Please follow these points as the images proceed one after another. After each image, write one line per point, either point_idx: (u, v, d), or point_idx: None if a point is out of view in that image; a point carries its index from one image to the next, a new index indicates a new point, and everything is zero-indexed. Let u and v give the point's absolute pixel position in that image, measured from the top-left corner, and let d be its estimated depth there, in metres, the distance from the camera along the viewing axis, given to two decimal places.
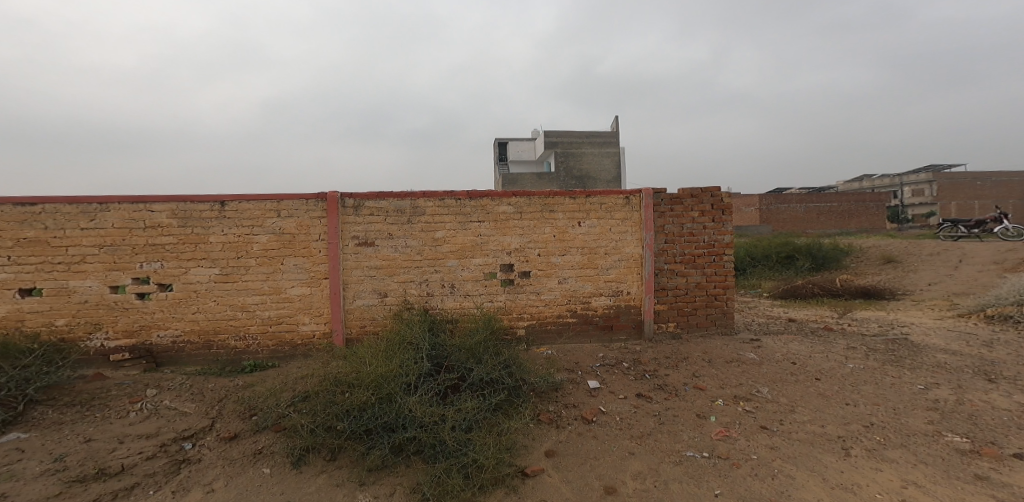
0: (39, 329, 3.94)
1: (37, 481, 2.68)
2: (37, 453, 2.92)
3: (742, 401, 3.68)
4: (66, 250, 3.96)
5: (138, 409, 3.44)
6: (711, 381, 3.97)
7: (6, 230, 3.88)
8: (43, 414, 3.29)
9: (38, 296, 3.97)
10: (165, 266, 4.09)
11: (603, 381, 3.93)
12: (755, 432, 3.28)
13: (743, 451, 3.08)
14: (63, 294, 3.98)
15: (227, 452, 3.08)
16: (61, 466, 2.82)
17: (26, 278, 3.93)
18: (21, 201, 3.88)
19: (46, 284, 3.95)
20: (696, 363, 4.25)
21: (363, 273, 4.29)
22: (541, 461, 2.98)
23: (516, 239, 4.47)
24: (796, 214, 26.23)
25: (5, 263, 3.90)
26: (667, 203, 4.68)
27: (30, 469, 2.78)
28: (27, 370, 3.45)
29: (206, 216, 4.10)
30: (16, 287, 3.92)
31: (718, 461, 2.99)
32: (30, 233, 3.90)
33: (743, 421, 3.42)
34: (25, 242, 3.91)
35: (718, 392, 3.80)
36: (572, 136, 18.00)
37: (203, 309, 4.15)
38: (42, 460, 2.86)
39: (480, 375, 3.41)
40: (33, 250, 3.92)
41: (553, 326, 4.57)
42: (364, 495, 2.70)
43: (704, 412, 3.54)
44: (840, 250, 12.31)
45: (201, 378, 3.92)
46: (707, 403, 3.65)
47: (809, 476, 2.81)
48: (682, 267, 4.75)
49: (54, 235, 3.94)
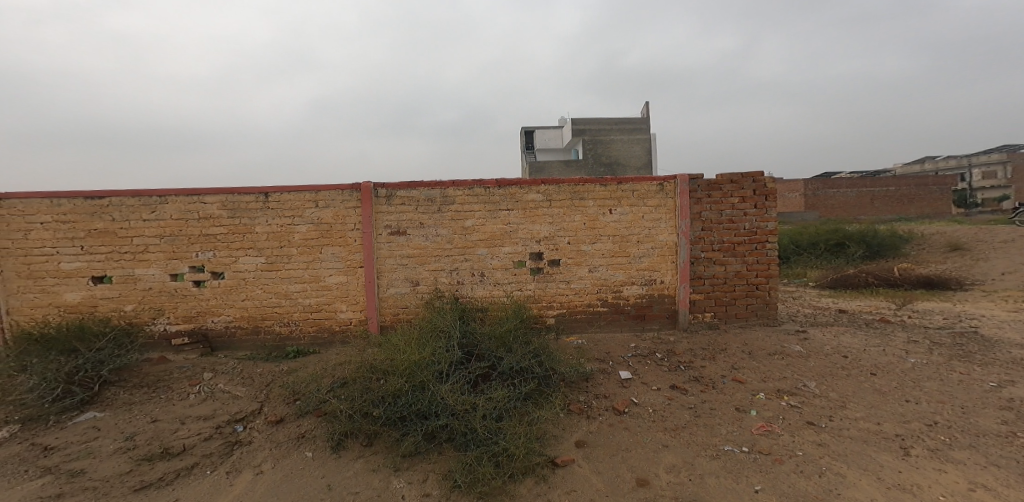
0: (109, 314, 4.27)
1: (111, 459, 2.96)
2: (111, 432, 3.21)
3: (786, 395, 3.53)
4: (131, 240, 4.26)
5: (196, 392, 3.69)
6: (752, 374, 3.83)
7: (79, 222, 4.20)
8: (115, 394, 3.60)
9: (108, 283, 4.29)
10: (217, 255, 4.32)
11: (636, 372, 3.87)
12: (801, 428, 3.15)
13: (787, 447, 2.96)
14: (130, 282, 4.28)
15: (274, 435, 3.26)
16: (131, 445, 3.08)
17: (97, 267, 4.25)
18: (91, 195, 4.19)
19: (115, 272, 4.27)
20: (736, 355, 4.11)
21: (396, 262, 4.39)
22: (571, 451, 3.00)
23: (545, 228, 4.43)
24: (848, 200, 24.70)
25: (78, 252, 4.23)
26: (704, 189, 4.52)
27: (105, 446, 3.07)
28: (101, 353, 3.78)
29: (252, 207, 4.29)
30: (89, 274, 4.25)
31: (758, 456, 2.89)
32: (99, 224, 4.22)
33: (788, 416, 3.28)
34: (96, 233, 4.22)
35: (759, 386, 3.67)
36: (601, 124, 17.29)
37: (251, 297, 4.37)
38: (115, 439, 3.14)
39: (510, 364, 3.43)
40: (102, 240, 4.23)
41: (584, 315, 4.52)
42: (398, 480, 2.79)
43: (744, 405, 3.43)
44: (898, 237, 11.53)
45: (250, 363, 4.14)
46: (747, 396, 3.53)
47: (861, 475, 2.68)
48: (720, 255, 4.58)
49: (120, 226, 4.24)
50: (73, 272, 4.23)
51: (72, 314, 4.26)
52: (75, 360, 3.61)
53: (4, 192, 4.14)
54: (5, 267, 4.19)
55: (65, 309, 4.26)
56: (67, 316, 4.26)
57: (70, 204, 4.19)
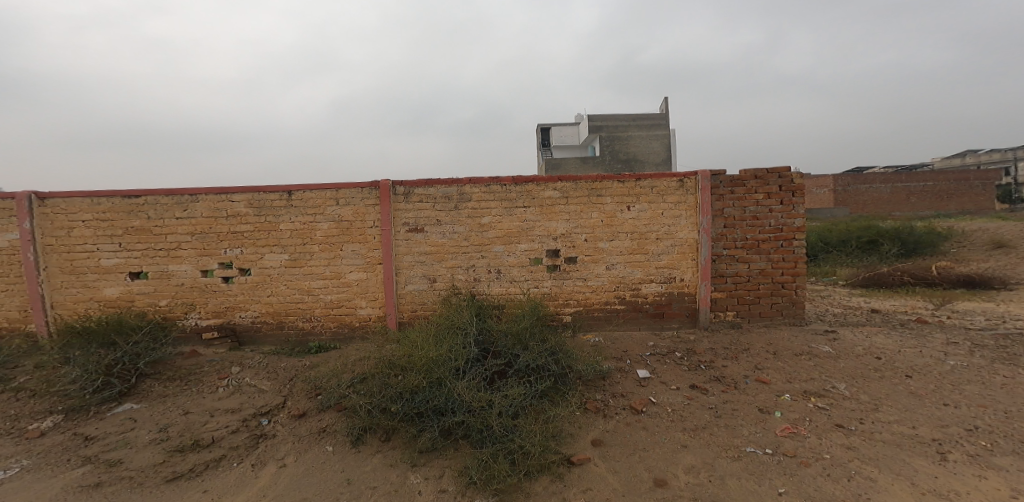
0: (145, 308, 4.45)
1: (146, 449, 3.10)
2: (146, 423, 3.36)
3: (814, 397, 3.43)
4: (165, 237, 4.42)
5: (224, 385, 3.81)
6: (776, 375, 3.73)
7: (117, 220, 4.39)
8: (151, 387, 3.76)
9: (144, 279, 4.48)
10: (244, 252, 4.45)
11: (654, 371, 3.82)
12: (829, 431, 3.05)
13: (814, 449, 2.88)
14: (164, 277, 4.45)
15: (297, 429, 3.34)
16: (164, 436, 3.21)
17: (134, 263, 4.43)
18: (128, 194, 4.37)
19: (150, 268, 4.44)
20: (759, 355, 4.01)
21: (414, 259, 4.43)
22: (588, 450, 2.98)
23: (562, 225, 4.40)
24: (882, 196, 23.77)
25: (117, 248, 4.42)
26: (727, 185, 4.41)
27: (141, 437, 3.21)
28: (138, 346, 3.96)
29: (276, 205, 4.40)
30: (127, 270, 4.44)
31: (783, 459, 2.82)
32: (136, 222, 4.40)
33: (814, 418, 3.18)
34: (132, 230, 4.40)
35: (784, 387, 3.57)
36: (620, 119, 16.96)
37: (276, 293, 4.49)
38: (150, 430, 3.28)
39: (527, 361, 3.43)
40: (139, 237, 4.41)
41: (601, 313, 4.48)
42: (415, 476, 2.82)
43: (768, 406, 3.34)
44: (936, 234, 11.03)
45: (275, 357, 4.25)
46: (771, 397, 3.44)
47: (894, 480, 2.58)
48: (744, 253, 4.47)
49: (155, 223, 4.41)
50: (112, 268, 4.43)
51: (111, 308, 4.45)
52: (113, 353, 3.79)
53: (48, 192, 4.36)
54: (50, 263, 4.41)
55: (105, 303, 4.46)
56: (106, 310, 4.46)
57: (109, 203, 4.38)
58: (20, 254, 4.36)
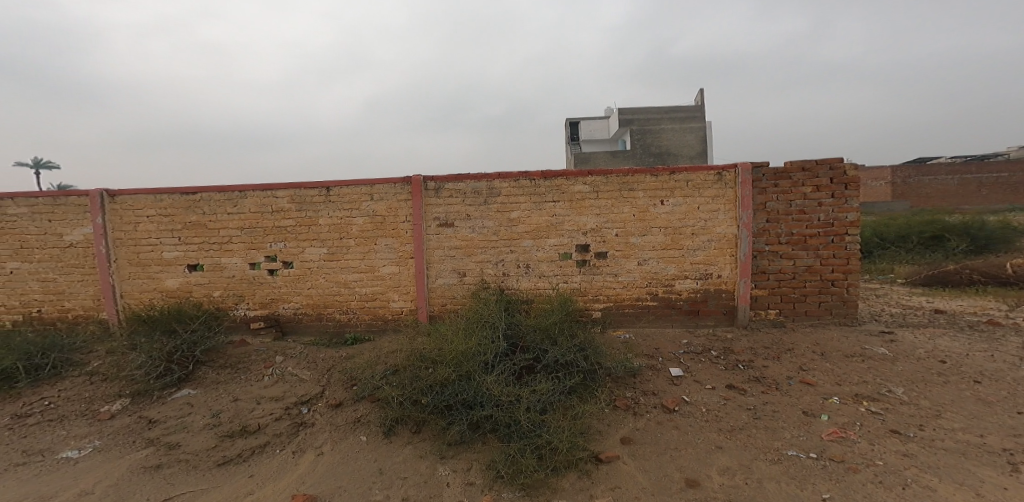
0: (201, 299, 4.73)
1: (200, 434, 3.30)
2: (201, 409, 3.58)
3: (867, 401, 3.23)
4: (218, 232, 4.67)
5: (269, 374, 4.00)
6: (824, 377, 3.54)
7: (176, 215, 4.68)
8: (205, 373, 4.01)
9: (201, 271, 4.75)
10: (287, 246, 4.64)
11: (687, 370, 3.70)
12: (883, 436, 2.86)
13: (865, 455, 2.71)
14: (217, 270, 4.71)
15: (333, 418, 3.46)
16: (216, 422, 3.42)
17: (191, 256, 4.71)
18: (185, 191, 4.65)
19: (206, 261, 4.71)
20: (805, 356, 3.81)
21: (444, 254, 4.48)
22: (616, 447, 2.93)
23: (592, 219, 4.33)
24: (949, 188, 22.01)
25: (176, 242, 4.71)
26: (770, 178, 4.20)
27: (196, 422, 3.43)
28: (194, 335, 4.22)
29: (316, 201, 4.56)
30: (185, 263, 4.72)
31: (829, 464, 2.67)
32: (192, 217, 4.67)
33: (866, 423, 2.99)
34: (189, 225, 4.68)
35: (833, 389, 3.38)
36: (650, 112, 14.67)
37: (316, 285, 4.66)
38: (204, 415, 3.50)
39: (555, 357, 3.41)
40: (195, 232, 4.69)
41: (632, 309, 4.39)
42: (443, 468, 2.87)
43: (814, 409, 3.17)
44: (1012, 229, 10.10)
45: (314, 347, 4.42)
46: (817, 400, 3.26)
47: (957, 490, 2.39)
48: (788, 249, 4.25)
49: (209, 219, 4.67)
50: (172, 261, 4.72)
51: (172, 298, 4.76)
52: (174, 341, 4.07)
53: (118, 190, 4.70)
54: (120, 256, 4.75)
55: (167, 294, 4.77)
56: (168, 300, 4.77)
57: (168, 200, 4.67)
58: (94, 248, 4.72)
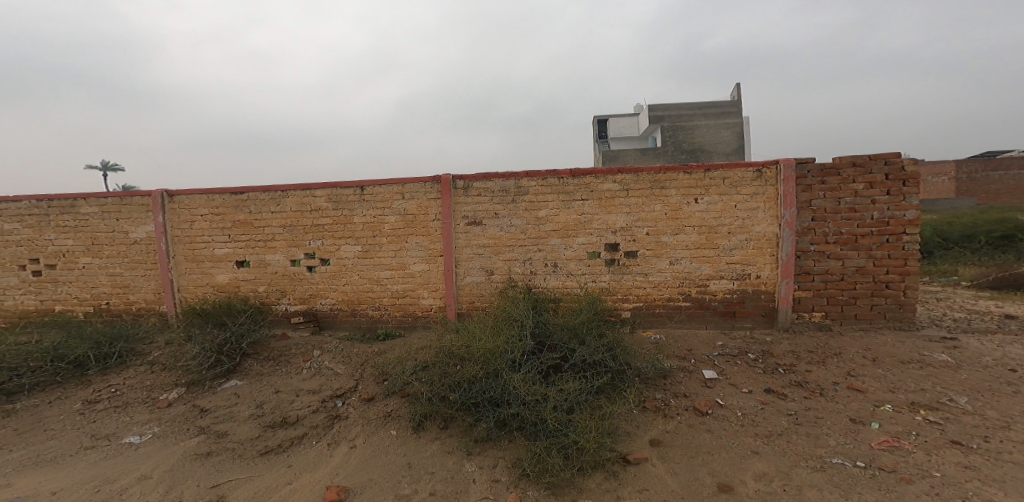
0: (248, 294, 4.96)
1: (246, 423, 3.46)
2: (246, 399, 3.76)
3: (925, 410, 3.04)
4: (263, 230, 4.88)
5: (308, 367, 4.15)
6: (876, 383, 3.36)
7: (226, 214, 4.92)
8: (250, 365, 4.20)
9: (247, 267, 4.97)
10: (324, 244, 4.79)
11: (722, 373, 3.59)
12: (941, 447, 2.69)
13: (920, 466, 2.56)
14: (262, 266, 4.92)
15: (366, 412, 3.56)
16: (260, 412, 3.57)
17: (239, 253, 4.94)
18: (234, 191, 4.88)
19: (252, 258, 4.93)
20: (855, 361, 3.64)
21: (473, 252, 4.51)
22: (645, 449, 2.88)
23: (622, 218, 4.26)
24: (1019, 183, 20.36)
25: (226, 240, 4.95)
26: (816, 175, 4.02)
27: (242, 412, 3.60)
28: (242, 328, 4.43)
29: (351, 200, 4.69)
30: (234, 259, 4.96)
31: (878, 473, 2.54)
32: (240, 216, 4.90)
33: (923, 433, 2.82)
34: (237, 224, 4.91)
35: (885, 397, 3.21)
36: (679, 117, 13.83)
37: (350, 282, 4.79)
38: (249, 406, 3.67)
39: (583, 356, 3.37)
40: (242, 230, 4.91)
41: (664, 310, 4.30)
42: (470, 464, 2.89)
43: (863, 417, 3.02)
44: None
45: (348, 342, 4.55)
46: (867, 407, 3.11)
47: None
48: (836, 249, 4.05)
49: (255, 217, 4.88)
50: (223, 257, 4.97)
51: (222, 293, 5.01)
52: (223, 333, 4.29)
53: (176, 190, 4.98)
54: (178, 252, 5.03)
55: (219, 289, 5.01)
56: (219, 295, 5.01)
57: (218, 199, 4.92)
58: (155, 245, 5.02)
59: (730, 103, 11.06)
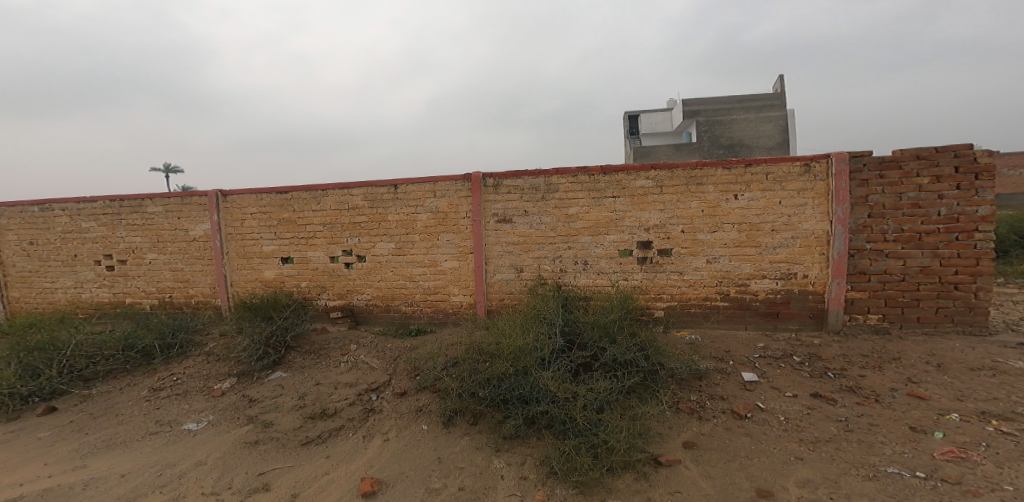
0: (293, 289, 5.17)
1: (289, 414, 3.62)
2: (289, 391, 3.93)
3: (996, 419, 2.80)
4: (305, 227, 5.08)
5: (345, 360, 4.29)
6: (939, 390, 3.13)
7: (273, 212, 5.15)
8: (293, 358, 4.38)
9: (292, 264, 5.19)
10: (360, 241, 4.93)
11: (763, 375, 3.44)
12: (1015, 460, 2.47)
13: (990, 479, 2.35)
14: (305, 262, 5.12)
15: (399, 406, 3.64)
16: (302, 404, 3.73)
17: (284, 249, 5.17)
18: (279, 190, 5.11)
19: (296, 254, 5.14)
20: (918, 367, 3.39)
21: (502, 249, 4.52)
22: (678, 451, 2.80)
23: (655, 215, 4.15)
24: None
25: (272, 237, 5.19)
26: (873, 169, 3.77)
27: (285, 403, 3.76)
28: (286, 321, 4.64)
29: (385, 198, 4.80)
30: (280, 255, 5.19)
31: (940, 485, 2.35)
32: (285, 214, 5.12)
33: (994, 444, 2.60)
34: (282, 221, 5.14)
35: (949, 405, 2.98)
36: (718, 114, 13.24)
37: (385, 278, 4.91)
38: (292, 397, 3.83)
39: (613, 355, 3.31)
40: (288, 227, 5.13)
41: (699, 310, 4.16)
42: (498, 460, 2.90)
43: (923, 425, 2.81)
44: None
45: (382, 337, 4.66)
46: (929, 415, 2.89)
47: None
48: (897, 247, 3.79)
49: (299, 216, 5.08)
50: (270, 254, 5.20)
51: (269, 288, 5.26)
52: (270, 327, 4.50)
53: (225, 190, 5.26)
54: (231, 249, 5.32)
55: (267, 284, 5.26)
56: (267, 289, 5.26)
57: (265, 198, 5.16)
58: (211, 242, 5.33)
59: (773, 95, 10.49)
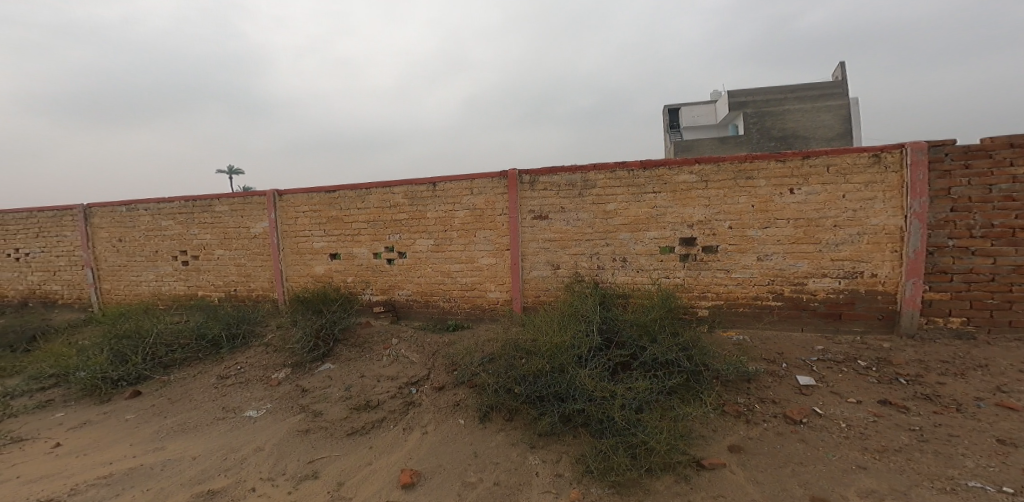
0: (341, 284, 5.36)
1: (336, 405, 3.76)
2: (337, 382, 4.07)
3: None
4: (351, 225, 5.25)
5: (388, 354, 4.40)
6: None
7: (323, 210, 5.35)
8: (340, 351, 4.55)
9: (339, 260, 5.38)
10: (401, 238, 5.04)
11: (821, 380, 3.21)
12: None
13: None
14: (351, 259, 5.30)
15: (437, 400, 3.68)
16: (348, 395, 3.86)
17: (332, 246, 5.37)
18: (326, 189, 5.31)
19: (342, 251, 5.32)
20: (1009, 376, 3.05)
21: (539, 246, 4.47)
22: (723, 455, 2.66)
23: (700, 210, 3.96)
24: None
25: (321, 235, 5.40)
26: (956, 158, 3.41)
27: (333, 394, 3.91)
28: (335, 315, 4.82)
29: (424, 196, 4.87)
30: (328, 252, 5.39)
31: None
32: (333, 212, 5.31)
33: None
34: (331, 219, 5.33)
35: None
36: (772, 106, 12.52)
37: (424, 275, 4.99)
38: (339, 389, 3.98)
39: (654, 355, 3.20)
40: (336, 225, 5.32)
41: (747, 309, 3.94)
42: (533, 457, 2.88)
43: (1013, 438, 2.52)
44: None
45: (421, 332, 4.74)
46: (1021, 428, 2.59)
47: None
48: (985, 244, 3.42)
49: (345, 214, 5.26)
50: (320, 250, 5.42)
51: (319, 283, 5.48)
52: (319, 320, 4.69)
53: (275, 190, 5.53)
54: (285, 246, 5.59)
55: (318, 279, 5.49)
56: (318, 284, 5.48)
57: (314, 197, 5.38)
58: (268, 240, 5.62)
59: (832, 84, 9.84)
